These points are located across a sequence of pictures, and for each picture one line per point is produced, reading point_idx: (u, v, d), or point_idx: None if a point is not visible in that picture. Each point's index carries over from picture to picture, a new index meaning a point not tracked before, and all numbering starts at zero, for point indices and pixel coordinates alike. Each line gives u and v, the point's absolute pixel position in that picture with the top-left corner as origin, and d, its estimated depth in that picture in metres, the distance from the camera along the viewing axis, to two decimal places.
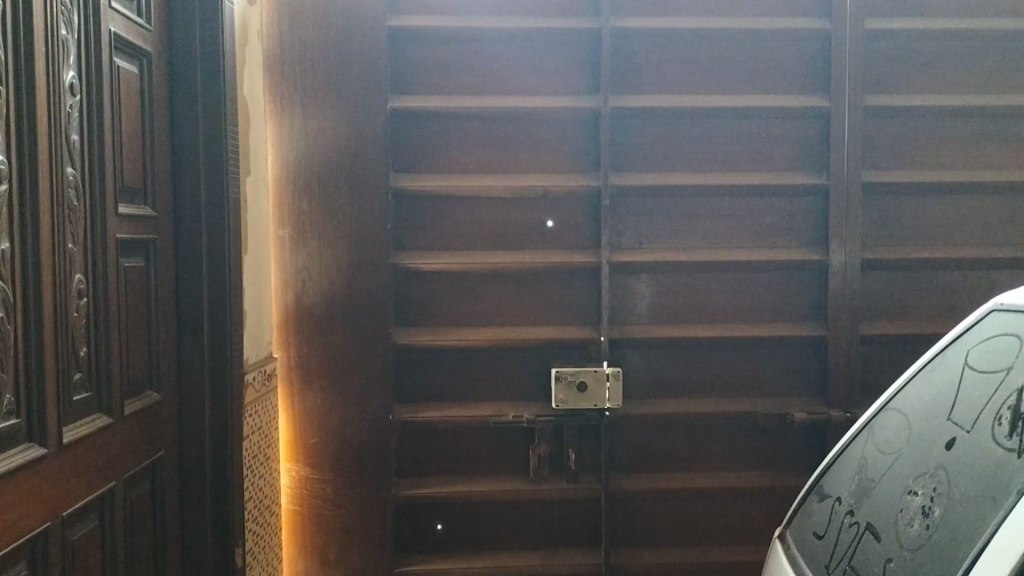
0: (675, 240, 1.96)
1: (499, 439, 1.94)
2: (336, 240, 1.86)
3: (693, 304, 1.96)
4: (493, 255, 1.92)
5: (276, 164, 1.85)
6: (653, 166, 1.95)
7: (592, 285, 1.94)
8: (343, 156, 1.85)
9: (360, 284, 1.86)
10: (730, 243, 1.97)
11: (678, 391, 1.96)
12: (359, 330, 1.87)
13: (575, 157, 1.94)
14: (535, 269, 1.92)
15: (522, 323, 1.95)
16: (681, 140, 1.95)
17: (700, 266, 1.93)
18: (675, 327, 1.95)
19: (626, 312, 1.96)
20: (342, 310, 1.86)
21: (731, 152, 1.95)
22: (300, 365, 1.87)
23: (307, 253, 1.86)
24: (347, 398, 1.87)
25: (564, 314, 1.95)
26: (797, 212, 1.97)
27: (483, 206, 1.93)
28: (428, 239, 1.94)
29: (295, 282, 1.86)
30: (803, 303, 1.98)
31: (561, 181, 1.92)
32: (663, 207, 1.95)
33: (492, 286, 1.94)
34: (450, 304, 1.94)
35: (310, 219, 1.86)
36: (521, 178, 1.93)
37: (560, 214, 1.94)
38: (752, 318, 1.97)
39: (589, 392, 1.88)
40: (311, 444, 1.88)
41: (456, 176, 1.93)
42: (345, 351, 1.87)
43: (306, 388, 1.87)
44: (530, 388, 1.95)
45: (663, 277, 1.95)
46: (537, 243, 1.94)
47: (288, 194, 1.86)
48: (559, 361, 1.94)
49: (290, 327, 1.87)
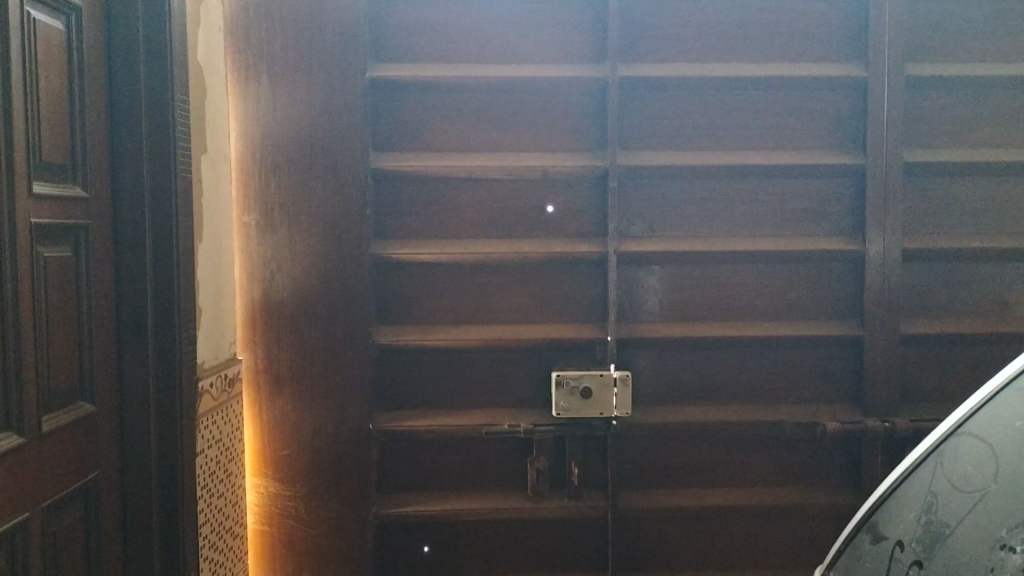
0: (691, 228, 1.74)
1: (494, 450, 1.72)
2: (308, 227, 1.64)
3: (711, 299, 1.74)
4: (486, 244, 1.70)
5: (240, 141, 1.64)
6: (667, 143, 1.73)
7: (598, 278, 1.73)
8: (315, 131, 1.64)
9: (335, 277, 1.65)
10: (753, 230, 1.74)
11: (694, 397, 1.74)
12: (335, 328, 1.65)
13: (579, 133, 1.72)
14: (533, 260, 1.70)
15: (519, 320, 1.73)
16: (699, 114, 1.73)
17: (720, 256, 1.71)
18: (691, 325, 1.73)
19: (636, 308, 1.74)
20: (315, 306, 1.65)
21: (755, 128, 1.73)
22: (268, 367, 1.66)
23: (275, 242, 1.65)
24: (321, 404, 1.66)
25: (566, 310, 1.73)
26: (829, 196, 1.75)
27: (474, 189, 1.71)
28: (413, 226, 1.72)
29: (262, 274, 1.65)
30: (835, 299, 1.75)
31: (563, 161, 1.70)
32: (678, 190, 1.73)
33: (485, 279, 1.72)
34: (437, 299, 1.72)
35: (279, 203, 1.64)
36: (518, 156, 1.71)
37: (562, 198, 1.72)
38: (779, 315, 1.75)
39: (594, 399, 1.66)
40: (281, 456, 1.67)
41: (444, 154, 1.71)
42: (319, 352, 1.66)
43: (275, 394, 1.66)
44: (528, 393, 1.74)
45: (677, 269, 1.74)
46: (535, 230, 1.72)
47: (254, 175, 1.64)
48: (560, 364, 1.72)
49: (257, 326, 1.66)
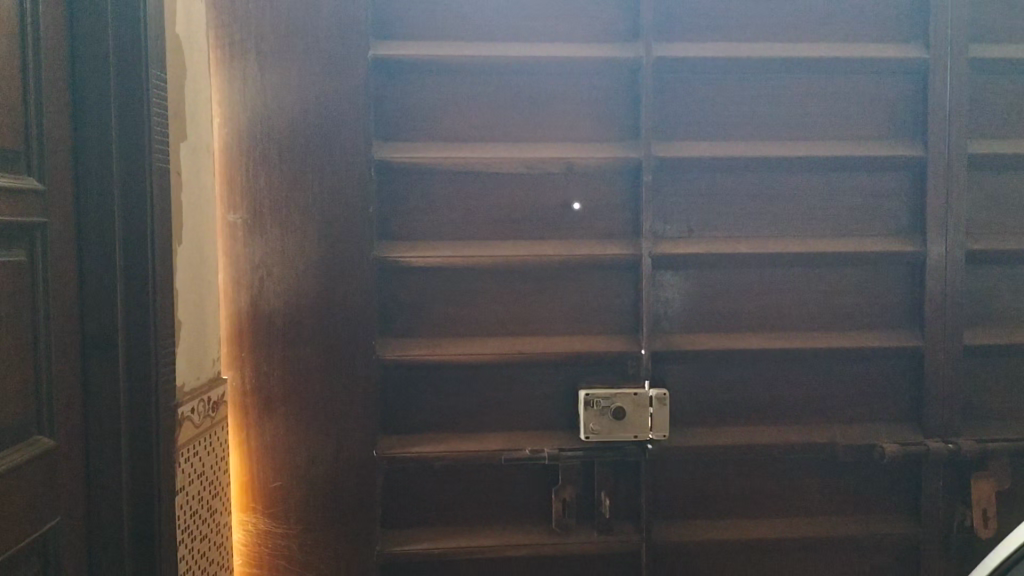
0: (734, 227, 1.55)
1: (513, 479, 1.53)
2: (303, 228, 1.45)
3: (757, 306, 1.55)
4: (504, 246, 1.51)
5: (226, 129, 1.44)
6: (707, 132, 1.54)
7: (629, 284, 1.54)
8: (311, 119, 1.44)
9: (334, 283, 1.45)
10: (802, 230, 1.56)
11: (736, 417, 1.56)
12: (333, 343, 1.46)
13: (608, 121, 1.53)
14: (557, 264, 1.51)
15: (541, 331, 1.53)
16: (742, 100, 1.54)
17: (766, 259, 1.53)
18: (733, 336, 1.54)
19: (673, 318, 1.55)
20: (312, 318, 1.45)
21: (803, 117, 1.55)
22: (258, 388, 1.46)
23: (265, 244, 1.45)
24: (317, 429, 1.46)
25: (595, 320, 1.54)
26: (886, 191, 1.57)
27: (490, 184, 1.52)
28: (421, 226, 1.52)
29: (251, 281, 1.45)
30: (893, 307, 1.57)
31: (590, 152, 1.51)
32: (719, 185, 1.55)
33: (502, 286, 1.53)
34: (449, 309, 1.53)
35: (270, 199, 1.45)
36: (540, 146, 1.51)
37: (589, 193, 1.53)
38: (830, 325, 1.57)
39: (627, 420, 1.48)
40: (272, 488, 1.47)
41: (458, 145, 1.51)
42: (316, 370, 1.46)
43: (265, 418, 1.46)
44: (551, 413, 1.54)
45: (718, 274, 1.55)
46: (560, 230, 1.53)
47: (241, 167, 1.44)
48: (588, 380, 1.53)
49: (244, 341, 1.45)
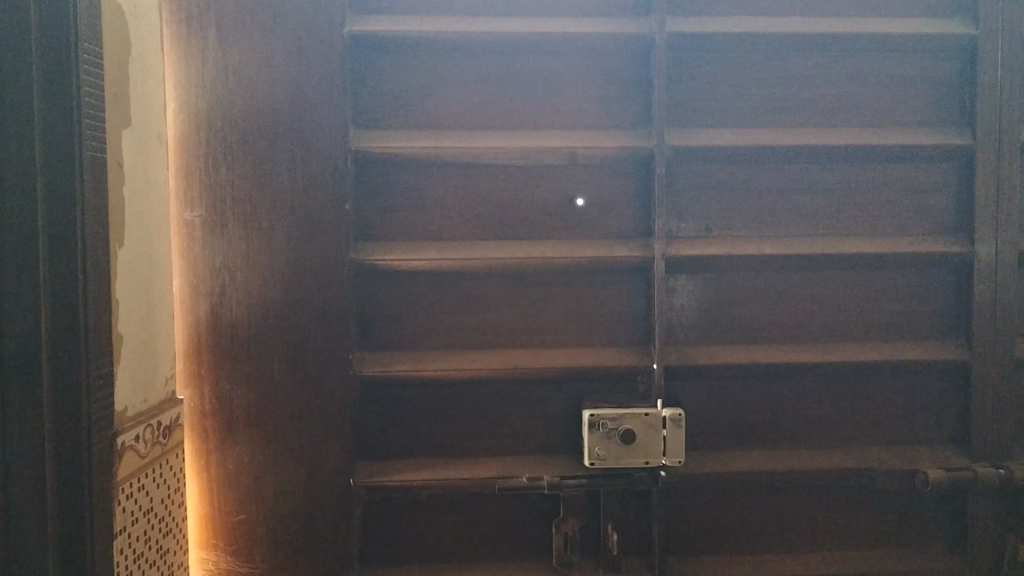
0: (757, 225, 1.37)
1: (508, 510, 1.36)
2: (270, 228, 1.27)
3: (782, 315, 1.38)
4: (499, 247, 1.34)
5: (182, 114, 1.26)
6: (729, 118, 1.36)
7: (639, 290, 1.37)
8: (278, 104, 1.26)
9: (306, 291, 1.28)
10: (834, 229, 1.38)
11: (760, 440, 1.38)
12: (304, 358, 1.29)
13: (616, 107, 1.36)
14: (558, 268, 1.34)
15: (540, 344, 1.36)
16: (768, 83, 1.36)
17: (793, 262, 1.36)
18: (757, 349, 1.37)
19: (689, 328, 1.37)
20: (280, 330, 1.28)
21: (836, 101, 1.37)
22: (219, 409, 1.29)
23: (227, 246, 1.27)
24: (286, 456, 1.29)
25: (600, 331, 1.37)
26: (929, 185, 1.39)
27: (483, 177, 1.35)
28: (404, 225, 1.34)
29: (211, 288, 1.28)
30: (936, 315, 1.40)
31: (596, 141, 1.33)
32: (742, 178, 1.37)
33: (496, 292, 1.35)
34: (435, 318, 1.35)
35: (232, 196, 1.27)
36: (539, 135, 1.34)
37: (594, 188, 1.36)
38: (866, 336, 1.39)
39: (638, 445, 1.31)
40: (235, 522, 1.30)
41: (446, 133, 1.33)
42: (285, 389, 1.29)
43: (228, 444, 1.29)
44: (551, 436, 1.37)
45: (739, 278, 1.37)
46: (561, 230, 1.35)
47: (200, 158, 1.27)
48: (592, 399, 1.36)
49: (204, 357, 1.28)
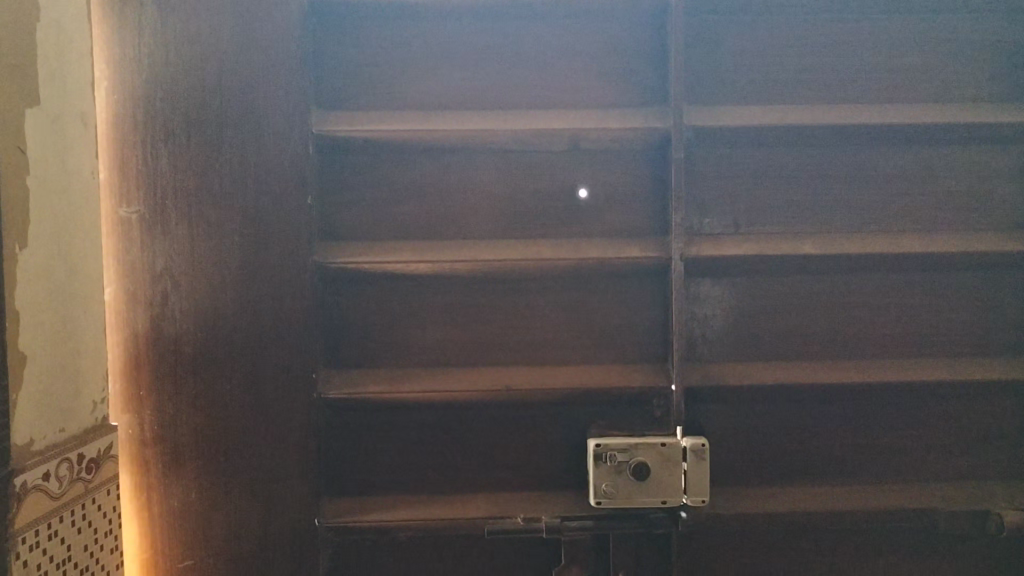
0: (795, 219, 1.16)
1: (500, 555, 1.17)
2: (219, 225, 1.09)
3: (826, 326, 1.16)
4: (487, 248, 1.13)
5: (115, 94, 1.08)
6: (761, 93, 1.15)
7: (654, 297, 1.16)
8: (227, 81, 1.08)
9: (260, 299, 1.10)
10: (886, 224, 1.16)
11: (797, 472, 1.17)
12: (259, 377, 1.10)
13: (626, 81, 1.15)
14: (558, 272, 1.14)
15: (536, 360, 1.16)
16: (807, 51, 1.15)
17: (838, 264, 1.14)
18: (795, 366, 1.16)
19: (713, 341, 1.16)
20: (231, 344, 1.10)
21: (890, 72, 1.15)
22: (161, 438, 1.10)
23: (169, 247, 1.09)
24: (240, 491, 1.11)
25: (608, 346, 1.16)
26: (1001, 172, 1.17)
27: (468, 165, 1.15)
28: (376, 221, 1.15)
29: (151, 296, 1.09)
30: (1010, 326, 1.17)
31: (601, 120, 1.13)
32: (775, 164, 1.16)
33: (485, 300, 1.16)
34: (415, 330, 1.16)
35: (174, 188, 1.09)
36: (534, 115, 1.13)
37: (599, 177, 1.16)
38: (924, 351, 1.17)
39: (652, 481, 1.10)
40: (181, 568, 1.11)
41: (425, 113, 1.14)
42: (238, 413, 1.10)
43: (171, 477, 1.10)
44: (552, 468, 1.16)
45: (772, 282, 1.16)
46: (561, 226, 1.15)
47: (136, 145, 1.09)
48: (600, 425, 1.15)
49: (143, 376, 1.10)
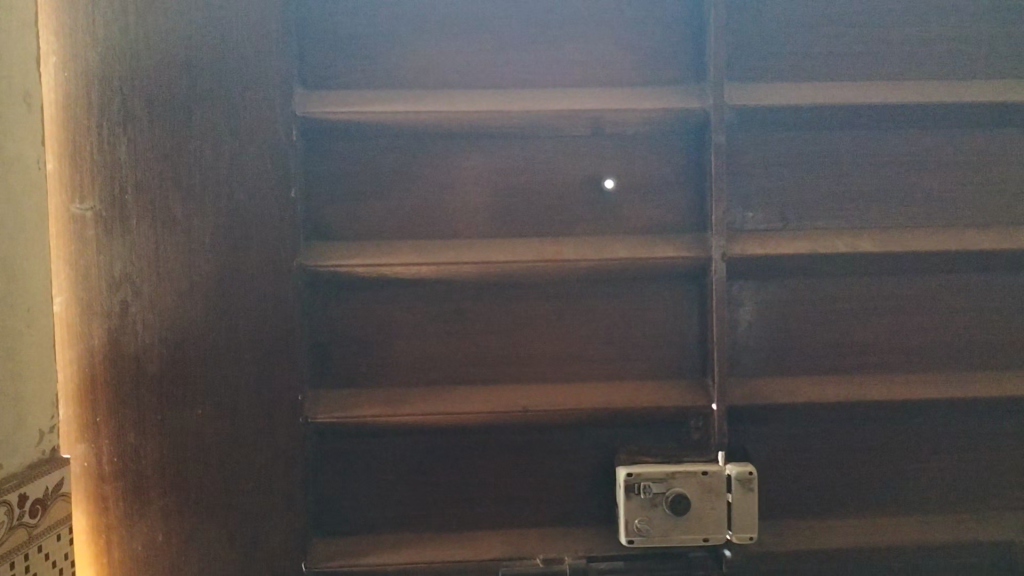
0: (852, 212, 1.01)
1: None
2: (188, 224, 0.94)
3: (885, 334, 1.02)
4: (499, 248, 0.99)
5: (65, 73, 0.93)
6: (812, 68, 1.00)
7: (691, 303, 1.02)
8: (195, 56, 0.94)
9: (237, 309, 0.95)
10: (952, 217, 1.02)
11: (855, 502, 1.02)
12: (237, 400, 0.95)
13: (656, 55, 1.01)
14: (580, 275, 0.99)
15: (556, 376, 1.01)
16: (863, 21, 1.01)
17: (901, 263, 1.00)
18: (853, 381, 1.01)
19: (759, 352, 1.01)
20: (203, 362, 0.95)
21: (954, 45, 1.01)
22: (122, 472, 0.95)
23: (129, 249, 0.94)
24: (215, 531, 0.96)
25: (637, 359, 1.01)
26: None
27: (476, 152, 1.00)
28: (371, 217, 1.00)
29: (109, 307, 0.94)
30: None
31: (630, 99, 0.98)
32: (827, 149, 1.01)
33: (497, 307, 1.01)
34: (415, 343, 1.01)
35: (135, 181, 0.94)
36: (553, 94, 0.99)
37: (626, 166, 1.01)
38: (997, 361, 1.03)
39: (691, 515, 0.96)
40: None
41: (427, 93, 0.99)
42: (212, 441, 0.95)
43: (134, 518, 0.95)
44: (575, 500, 1.01)
45: (826, 285, 1.01)
46: (583, 222, 1.00)
47: (90, 130, 0.93)
48: (630, 450, 1.00)
49: (99, 401, 0.94)
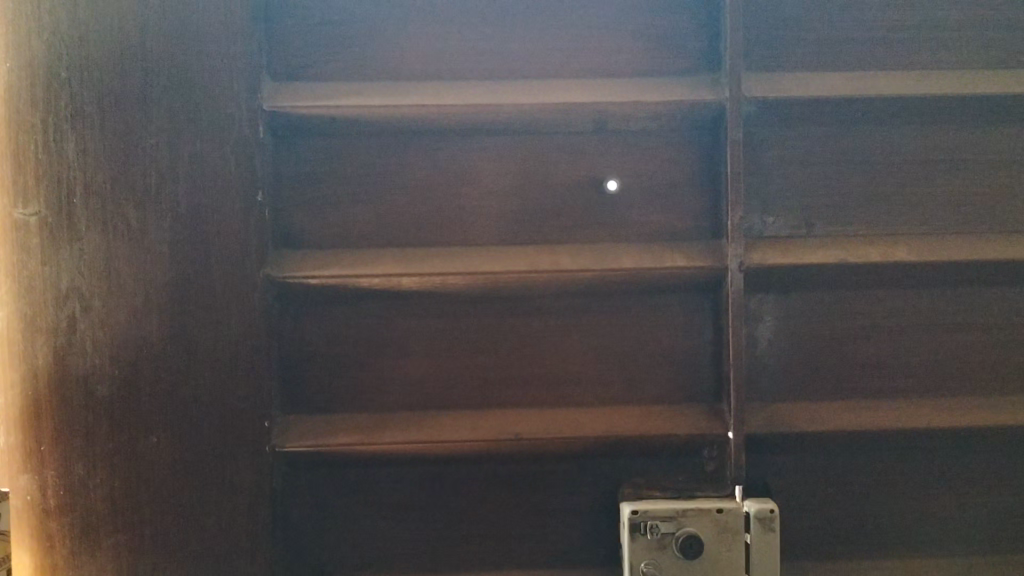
0: (885, 217, 0.91)
1: None
2: (143, 230, 0.84)
3: (923, 354, 0.91)
4: (490, 257, 0.88)
5: (7, 63, 0.83)
6: (839, 56, 0.90)
7: (704, 318, 0.91)
8: (149, 43, 0.84)
9: (196, 326, 0.85)
10: (999, 222, 0.91)
11: (889, 541, 0.91)
12: (196, 427, 0.86)
13: (666, 42, 0.90)
14: (580, 287, 0.89)
15: (553, 401, 0.90)
16: (897, 3, 0.90)
17: (938, 273, 0.89)
18: (886, 406, 0.90)
19: (781, 374, 0.90)
20: (158, 384, 0.85)
21: (998, 30, 0.91)
22: (70, 507, 0.85)
23: (77, 259, 0.84)
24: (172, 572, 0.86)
25: (644, 381, 0.91)
26: None
27: (466, 151, 0.90)
28: (347, 223, 0.90)
29: (55, 323, 0.84)
30: None
31: (636, 92, 0.88)
32: (858, 146, 0.90)
33: (487, 323, 0.90)
34: (396, 362, 0.90)
35: (83, 183, 0.83)
36: (551, 86, 0.88)
37: (632, 165, 0.91)
38: None
39: (706, 558, 0.85)
40: None
41: (411, 85, 0.89)
42: (168, 472, 0.85)
43: (83, 557, 0.85)
44: (575, 538, 0.91)
45: (856, 298, 0.91)
46: (584, 228, 0.90)
47: (33, 127, 0.83)
48: (636, 483, 0.90)
49: (45, 427, 0.85)
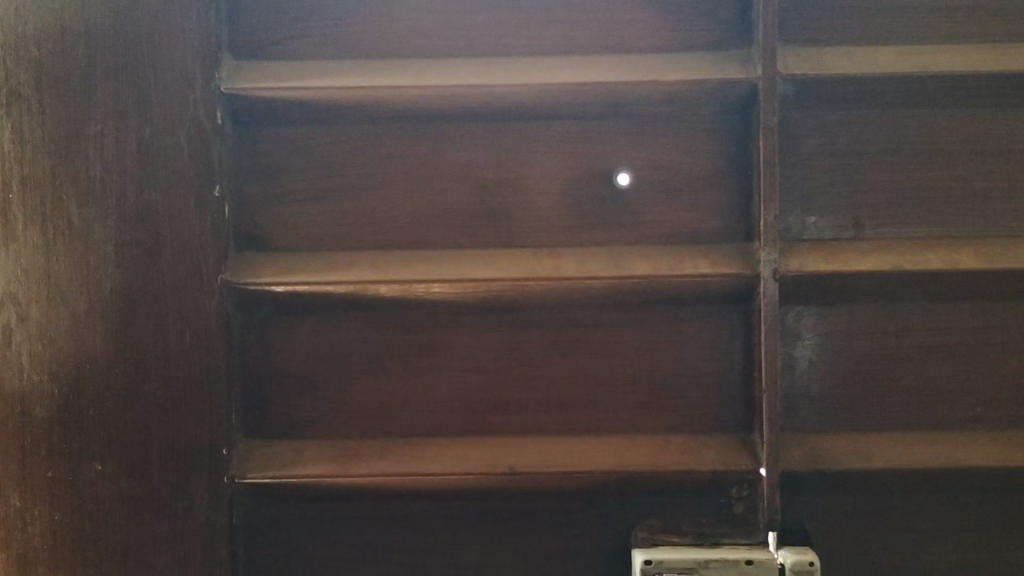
0: (947, 217, 0.77)
1: None
2: (88, 232, 0.74)
3: (993, 379, 0.77)
4: (483, 261, 0.77)
5: None
6: (895, 28, 0.76)
7: (732, 336, 0.78)
8: (96, 17, 0.74)
9: (146, 340, 0.75)
10: None
11: None
12: (145, 456, 0.75)
13: (687, 15, 0.78)
14: (586, 299, 0.77)
15: (556, 428, 0.78)
16: None
17: (1013, 283, 0.75)
18: (947, 441, 0.77)
19: (823, 401, 0.77)
20: (105, 406, 0.75)
21: None
22: (5, 540, 0.75)
23: (13, 261, 0.74)
24: None
25: (662, 407, 0.78)
26: None
27: (455, 141, 0.78)
28: (320, 222, 0.79)
29: None
30: None
31: (651, 72, 0.76)
32: (914, 133, 0.77)
33: (481, 339, 0.79)
34: (375, 384, 0.79)
35: (21, 177, 0.73)
36: (553, 66, 0.77)
37: (649, 157, 0.78)
38: None
39: None
40: None
41: (392, 65, 0.77)
42: (114, 506, 0.75)
43: None
44: None
45: (913, 313, 0.77)
46: (591, 229, 0.78)
47: None
48: (652, 527, 0.78)
49: None
